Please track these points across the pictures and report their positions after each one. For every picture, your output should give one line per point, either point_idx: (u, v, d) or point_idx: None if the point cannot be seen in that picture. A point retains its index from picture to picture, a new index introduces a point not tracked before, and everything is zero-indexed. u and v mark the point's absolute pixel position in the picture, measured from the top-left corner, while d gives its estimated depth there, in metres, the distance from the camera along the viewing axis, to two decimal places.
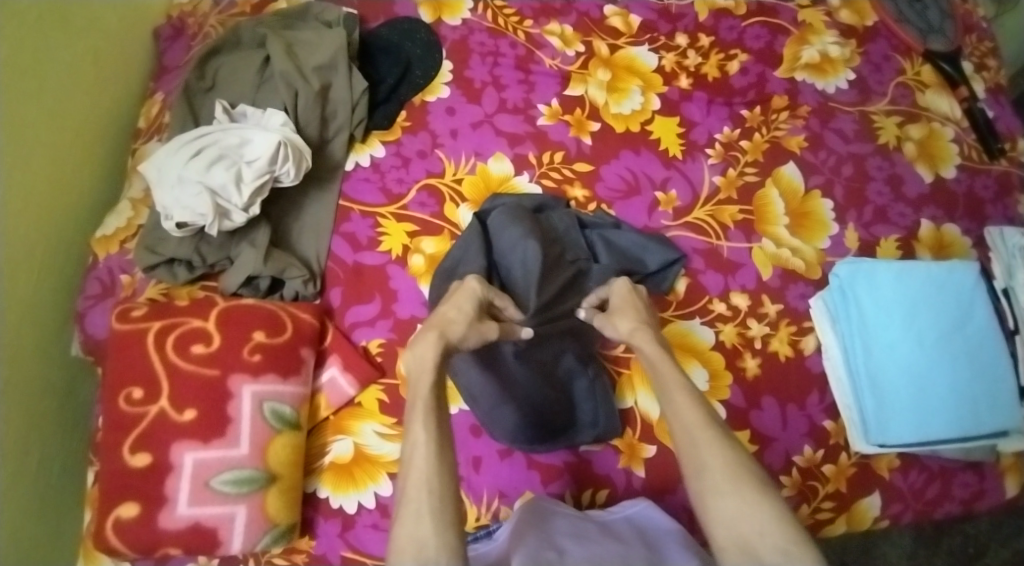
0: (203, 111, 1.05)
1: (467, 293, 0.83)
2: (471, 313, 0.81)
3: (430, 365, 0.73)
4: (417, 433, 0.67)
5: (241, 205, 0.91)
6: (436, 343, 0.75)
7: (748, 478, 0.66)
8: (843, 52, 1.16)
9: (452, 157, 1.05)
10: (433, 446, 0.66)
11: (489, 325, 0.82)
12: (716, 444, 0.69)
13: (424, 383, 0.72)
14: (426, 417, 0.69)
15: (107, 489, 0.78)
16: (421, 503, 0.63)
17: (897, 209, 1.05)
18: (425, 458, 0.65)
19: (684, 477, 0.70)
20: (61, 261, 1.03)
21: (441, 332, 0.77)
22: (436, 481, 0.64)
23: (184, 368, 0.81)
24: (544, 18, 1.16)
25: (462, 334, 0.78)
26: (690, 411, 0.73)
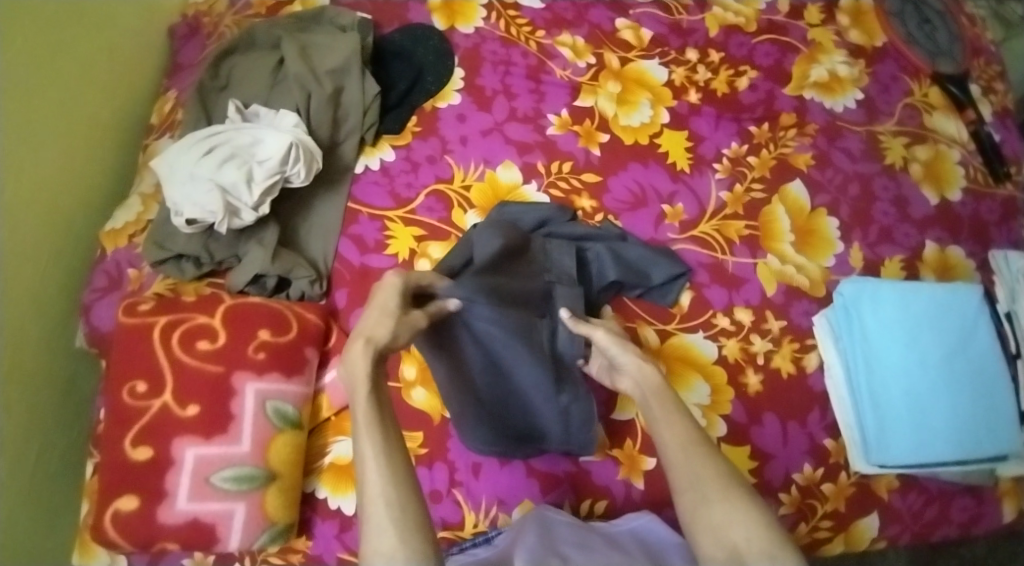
0: (215, 108, 1.05)
1: (389, 287, 0.74)
2: (389, 309, 0.72)
3: (363, 377, 0.66)
4: (364, 445, 0.63)
5: (250, 204, 0.91)
6: (366, 353, 0.68)
7: (738, 491, 0.63)
8: (851, 72, 1.17)
9: (461, 163, 1.06)
10: (382, 460, 0.63)
11: (417, 315, 0.75)
12: (705, 458, 0.65)
13: (360, 395, 0.66)
14: (373, 428, 0.64)
15: (108, 481, 0.78)
16: (380, 516, 0.60)
17: (902, 230, 1.06)
18: (378, 471, 0.62)
19: (674, 490, 0.65)
20: (67, 251, 1.03)
21: (368, 338, 0.69)
22: (394, 493, 0.61)
23: (189, 364, 0.82)
24: (556, 29, 1.18)
25: (390, 335, 0.70)
26: (679, 425, 0.69)
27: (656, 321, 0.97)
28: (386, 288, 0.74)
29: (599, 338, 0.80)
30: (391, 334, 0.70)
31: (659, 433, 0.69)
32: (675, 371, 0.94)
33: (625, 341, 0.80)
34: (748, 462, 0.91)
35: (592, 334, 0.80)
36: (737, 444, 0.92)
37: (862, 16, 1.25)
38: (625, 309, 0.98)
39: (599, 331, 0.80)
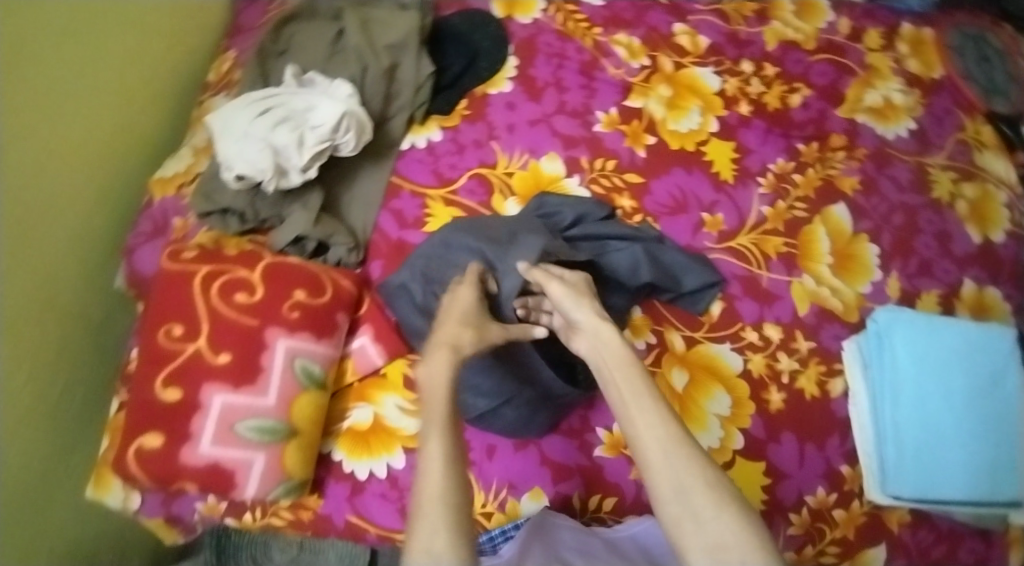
0: (273, 72, 1.07)
1: (461, 299, 0.81)
2: (468, 319, 0.77)
3: (444, 384, 0.68)
4: (433, 447, 0.63)
5: (300, 166, 0.93)
6: (450, 359, 0.71)
7: (730, 503, 0.59)
8: (906, 100, 1.16)
9: (506, 150, 1.06)
10: (448, 462, 0.62)
11: (495, 330, 0.78)
12: (691, 461, 0.62)
13: (438, 399, 0.67)
14: (444, 434, 0.64)
15: (135, 418, 0.81)
16: (435, 516, 0.59)
17: (942, 264, 1.04)
18: (440, 472, 0.61)
19: (656, 497, 0.61)
20: (114, 194, 1.06)
21: (452, 346, 0.73)
22: (450, 495, 0.60)
23: (226, 314, 0.84)
24: (614, 28, 1.18)
25: (473, 344, 0.75)
26: (658, 422, 0.65)
27: (683, 328, 0.98)
28: (463, 300, 0.81)
29: (556, 291, 0.82)
30: (474, 344, 0.75)
31: (636, 427, 0.66)
32: (697, 379, 0.95)
33: (579, 293, 0.82)
34: (761, 477, 0.91)
35: (548, 288, 0.82)
36: (752, 458, 0.92)
37: (921, 46, 1.24)
38: (654, 312, 0.99)
39: (555, 284, 0.82)
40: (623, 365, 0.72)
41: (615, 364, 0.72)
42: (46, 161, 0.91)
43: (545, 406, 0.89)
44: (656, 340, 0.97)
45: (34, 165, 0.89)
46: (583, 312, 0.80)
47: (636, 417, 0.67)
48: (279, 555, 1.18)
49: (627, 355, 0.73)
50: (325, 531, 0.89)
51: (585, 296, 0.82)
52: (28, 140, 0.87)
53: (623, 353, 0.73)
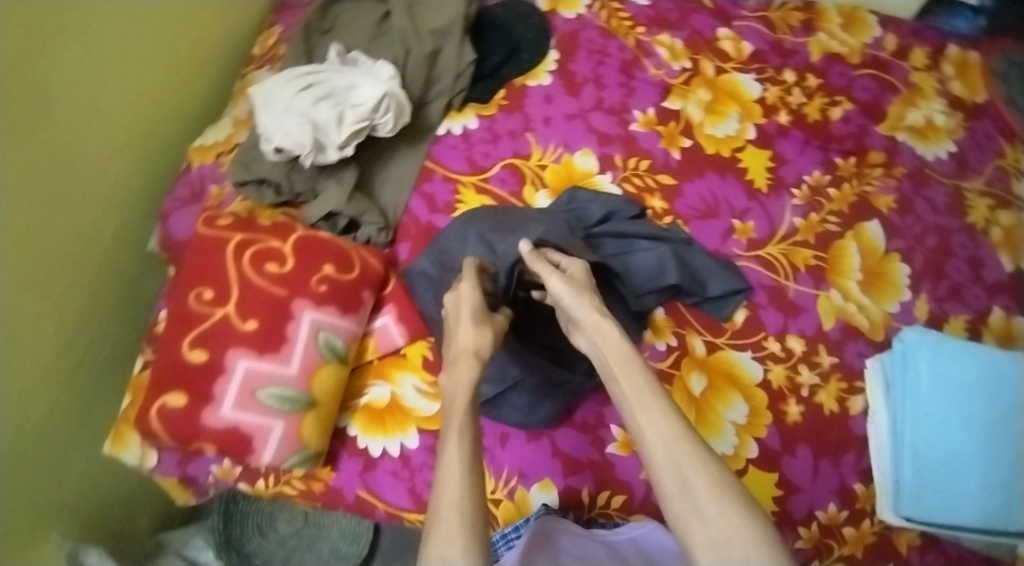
0: (318, 49, 1.09)
1: (465, 296, 0.82)
2: (479, 318, 0.80)
3: (464, 390, 0.73)
4: (451, 453, 0.66)
5: (337, 143, 0.94)
6: (470, 365, 0.75)
7: (733, 498, 0.61)
8: (947, 122, 1.15)
9: (541, 142, 1.07)
10: (465, 466, 0.64)
11: (500, 317, 0.83)
12: (694, 458, 0.63)
13: (457, 405, 0.71)
14: (460, 438, 0.67)
15: (160, 376, 0.83)
16: (450, 523, 0.61)
17: (972, 290, 1.03)
18: (458, 476, 0.64)
19: (662, 495, 0.63)
20: (155, 157, 1.07)
21: (474, 352, 0.77)
22: (466, 499, 0.62)
23: (256, 282, 0.86)
24: (657, 28, 1.18)
25: (490, 345, 0.79)
26: (662, 420, 0.66)
27: (706, 333, 0.98)
28: (467, 298, 0.82)
29: (556, 287, 0.81)
30: (490, 345, 0.79)
31: (641, 426, 0.67)
32: (716, 385, 0.94)
33: (579, 287, 0.81)
34: (773, 489, 0.91)
35: (548, 283, 0.81)
36: (766, 469, 0.91)
37: (966, 69, 1.22)
38: (677, 314, 0.99)
39: (553, 279, 0.81)
40: (626, 364, 0.73)
41: (618, 359, 0.73)
42: (90, 120, 0.93)
43: (552, 393, 0.91)
44: (678, 343, 0.97)
45: (78, 122, 0.91)
46: (582, 307, 0.78)
47: (640, 417, 0.68)
48: (284, 526, 1.21)
49: (630, 354, 0.73)
50: (335, 504, 0.91)
51: (584, 289, 0.81)
52: (73, 97, 0.89)
53: (625, 351, 0.74)
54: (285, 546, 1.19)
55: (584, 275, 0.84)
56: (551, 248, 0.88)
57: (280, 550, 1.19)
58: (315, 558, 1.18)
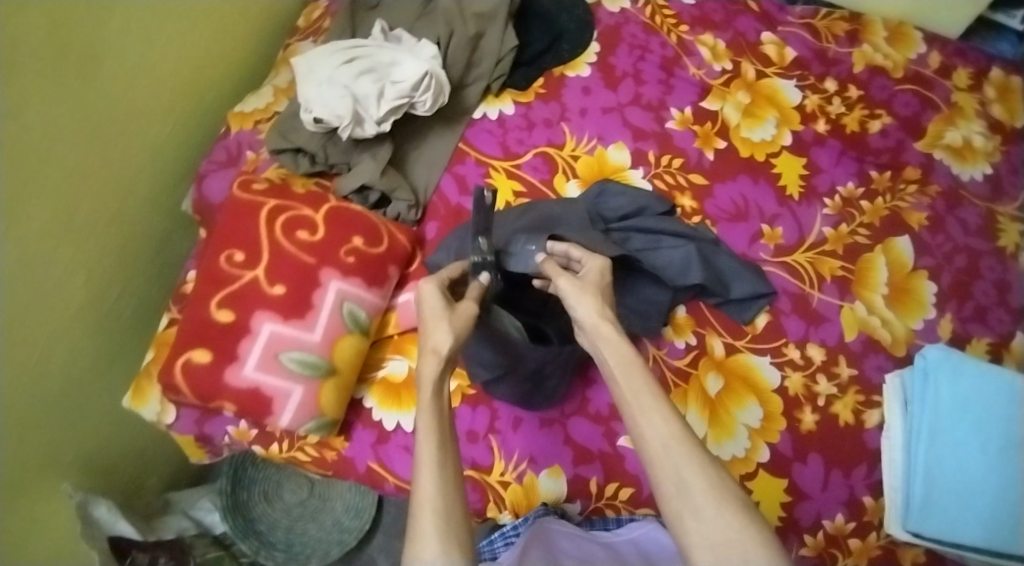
0: (362, 24, 1.10)
1: (427, 293, 0.75)
2: (438, 314, 0.74)
3: (428, 386, 0.67)
4: (424, 452, 0.63)
5: (376, 118, 0.96)
6: (431, 362, 0.69)
7: (733, 501, 0.59)
8: (986, 144, 1.13)
9: (576, 133, 1.07)
10: (434, 464, 0.62)
11: (465, 306, 0.76)
12: (693, 458, 0.61)
13: (424, 403, 0.66)
14: (428, 436, 0.63)
15: (187, 333, 0.85)
16: (426, 521, 0.59)
17: (997, 314, 1.02)
18: (429, 479, 0.61)
19: (660, 493, 0.61)
20: (196, 119, 1.09)
21: (432, 350, 0.70)
22: (440, 500, 0.60)
23: (286, 247, 0.87)
24: (701, 28, 1.17)
25: (452, 339, 0.71)
26: (664, 420, 0.64)
27: (726, 334, 0.98)
28: (426, 293, 0.76)
29: (564, 286, 0.77)
30: (450, 337, 0.71)
31: (640, 426, 0.65)
32: (732, 388, 0.95)
33: (582, 288, 0.77)
34: (781, 494, 0.91)
35: (557, 282, 0.77)
36: (776, 474, 0.91)
37: (1009, 93, 1.19)
38: (699, 314, 0.99)
39: (562, 279, 0.78)
40: (625, 365, 0.69)
41: (615, 359, 0.70)
42: (136, 77, 0.95)
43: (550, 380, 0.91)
44: (696, 342, 0.97)
45: (123, 78, 0.93)
46: (586, 308, 0.75)
47: (638, 417, 0.65)
48: (290, 495, 1.21)
49: (630, 353, 0.70)
50: (346, 474, 0.91)
51: (588, 290, 0.76)
52: (120, 53, 0.91)
53: (625, 350, 0.70)
54: (290, 514, 1.19)
55: (600, 274, 0.80)
56: (573, 248, 0.85)
57: (284, 518, 1.19)
58: (318, 528, 1.19)
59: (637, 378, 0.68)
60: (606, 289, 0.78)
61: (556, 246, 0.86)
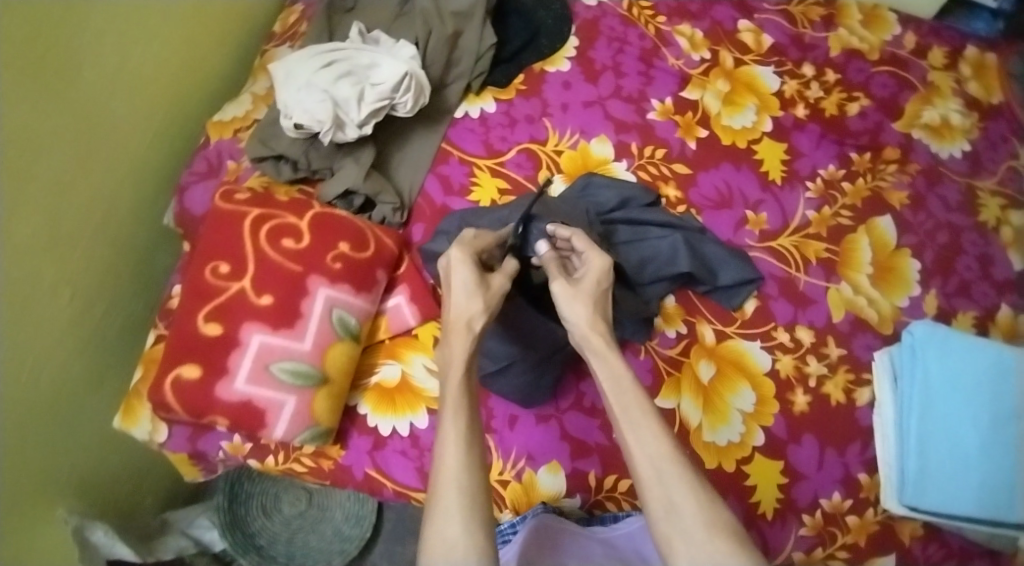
0: (339, 28, 1.09)
1: (458, 266, 0.81)
2: (472, 288, 0.79)
3: (459, 363, 0.75)
4: (448, 431, 0.69)
5: (357, 121, 0.95)
6: (465, 339, 0.76)
7: (722, 526, 0.62)
8: (963, 122, 1.14)
9: (558, 128, 1.07)
10: (461, 444, 0.68)
11: (497, 281, 0.81)
12: (683, 482, 0.64)
13: (453, 382, 0.73)
14: (457, 416, 0.70)
15: (175, 349, 0.84)
16: (450, 501, 0.64)
17: (981, 287, 1.03)
18: (456, 457, 0.67)
19: (649, 515, 0.64)
20: (175, 131, 1.08)
21: (468, 324, 0.77)
22: (466, 479, 0.66)
23: (271, 257, 0.86)
24: (678, 18, 1.18)
25: (485, 314, 0.79)
26: (657, 441, 0.67)
27: (715, 321, 0.98)
28: (461, 264, 0.81)
29: (558, 289, 0.81)
30: (484, 315, 0.79)
31: (631, 448, 0.68)
32: (724, 374, 0.95)
33: (575, 293, 0.80)
34: (778, 476, 0.91)
35: (551, 286, 0.81)
36: (771, 457, 0.92)
37: (983, 70, 1.20)
38: (688, 303, 0.99)
39: (556, 282, 0.81)
40: (617, 385, 0.73)
41: (610, 373, 0.74)
42: (114, 90, 0.94)
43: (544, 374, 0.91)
44: (687, 331, 0.97)
45: (102, 92, 0.92)
46: (580, 311, 0.79)
47: (629, 437, 0.69)
48: (288, 508, 1.20)
49: (621, 369, 0.74)
50: (344, 482, 0.91)
51: (581, 296, 0.79)
52: (96, 65, 0.90)
53: (617, 365, 0.74)
54: (289, 527, 1.19)
55: (601, 273, 0.82)
56: (575, 235, 0.86)
57: (284, 531, 1.18)
58: (319, 539, 1.18)
59: (629, 396, 0.71)
60: (603, 293, 0.81)
61: (557, 229, 0.88)
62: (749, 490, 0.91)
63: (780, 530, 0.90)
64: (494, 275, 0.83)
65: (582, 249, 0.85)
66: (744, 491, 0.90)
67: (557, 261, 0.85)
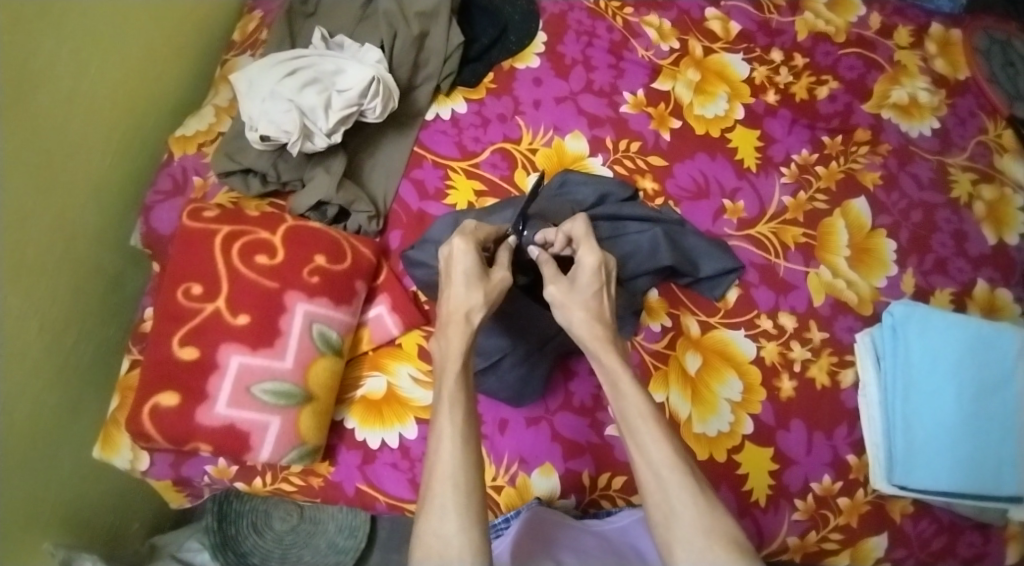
0: (301, 34, 1.07)
1: (459, 255, 0.78)
2: (474, 279, 0.77)
3: (456, 356, 0.73)
4: (444, 425, 0.68)
5: (325, 130, 0.93)
6: (463, 331, 0.75)
7: (722, 534, 0.63)
8: (931, 99, 1.14)
9: (531, 126, 1.06)
10: (457, 439, 0.67)
11: (499, 275, 0.79)
12: (685, 489, 0.65)
13: (450, 374, 0.72)
14: (454, 410, 0.69)
15: (151, 376, 0.82)
16: (445, 498, 0.64)
17: (957, 263, 1.04)
18: (452, 451, 0.66)
19: (650, 519, 0.66)
20: (137, 148, 1.04)
21: (467, 315, 0.76)
22: (461, 474, 0.65)
23: (246, 275, 0.84)
24: (645, 9, 1.17)
25: (484, 306, 0.77)
26: (658, 448, 0.68)
27: (699, 313, 0.98)
28: (462, 254, 0.78)
29: (553, 294, 0.79)
30: (485, 306, 0.77)
31: (633, 453, 0.69)
32: (711, 363, 0.95)
33: (569, 298, 0.79)
34: (769, 463, 0.92)
35: (546, 290, 0.80)
36: (761, 444, 0.92)
37: (948, 47, 1.21)
38: (671, 295, 0.99)
39: (552, 286, 0.80)
40: (615, 387, 0.73)
41: (614, 371, 0.74)
42: (71, 112, 0.90)
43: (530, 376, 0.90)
44: (672, 324, 0.97)
45: (59, 114, 0.89)
46: (580, 312, 0.78)
47: (631, 441, 0.69)
48: (279, 524, 1.18)
49: (620, 371, 0.73)
50: (335, 498, 0.90)
51: (576, 301, 0.78)
52: (50, 85, 0.87)
53: (615, 366, 0.74)
54: (282, 543, 1.16)
55: (595, 269, 0.81)
56: (575, 228, 0.85)
57: (277, 548, 1.16)
58: (312, 553, 1.16)
59: (630, 398, 0.71)
60: (599, 293, 0.80)
61: (546, 235, 0.87)
62: (741, 479, 0.91)
63: (773, 516, 0.90)
64: (495, 270, 0.80)
65: (576, 242, 0.85)
66: (736, 481, 0.90)
67: (552, 261, 0.84)
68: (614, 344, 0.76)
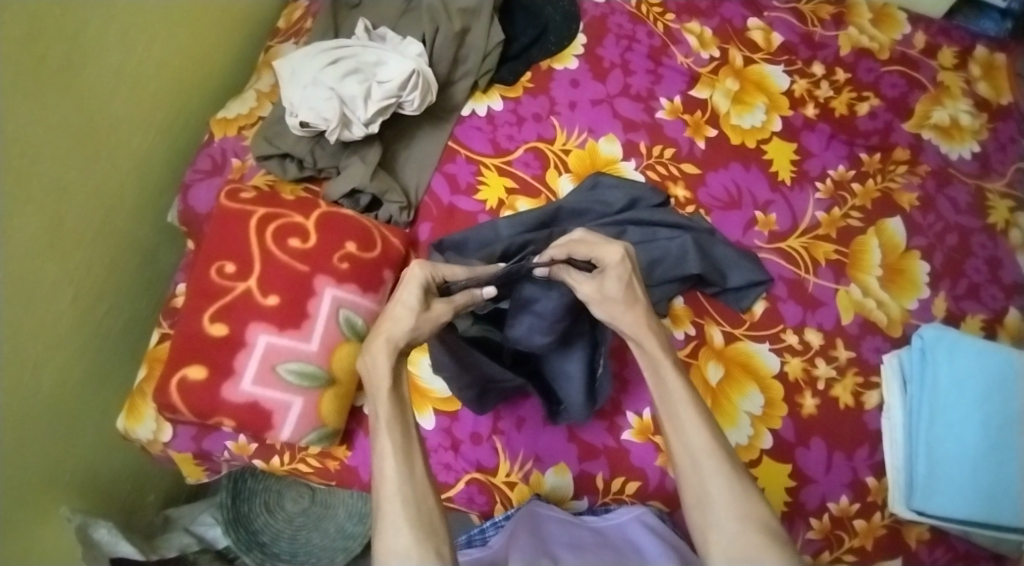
0: (345, 25, 1.08)
1: (410, 281, 0.72)
2: (408, 304, 0.71)
3: (385, 375, 0.69)
4: (383, 444, 0.66)
5: (363, 119, 0.94)
6: (385, 352, 0.69)
7: (757, 519, 0.64)
8: (973, 123, 1.13)
9: (566, 126, 1.06)
10: (399, 455, 0.66)
11: (439, 307, 0.73)
12: (720, 474, 0.66)
13: (382, 395, 0.68)
14: (390, 426, 0.67)
15: (181, 348, 0.84)
16: (395, 514, 0.63)
17: (990, 290, 1.02)
18: (394, 468, 0.65)
19: (684, 502, 0.67)
20: (179, 126, 1.07)
21: (388, 337, 0.70)
22: (406, 489, 0.64)
23: (279, 258, 0.86)
24: (687, 15, 1.17)
25: (413, 333, 0.71)
26: (698, 432, 0.68)
27: (725, 323, 0.98)
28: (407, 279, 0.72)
29: (586, 294, 0.76)
30: (412, 333, 0.70)
31: (670, 436, 0.69)
32: (733, 376, 0.94)
33: (602, 298, 0.75)
34: (786, 479, 0.91)
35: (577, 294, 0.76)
36: (779, 460, 0.91)
37: (993, 71, 1.19)
38: (696, 304, 0.98)
39: (584, 289, 0.76)
40: (656, 370, 0.72)
41: (653, 354, 0.72)
42: (115, 87, 0.93)
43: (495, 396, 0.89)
44: (695, 333, 0.96)
45: (104, 89, 0.91)
46: (617, 310, 0.74)
47: (670, 424, 0.69)
48: (291, 505, 1.19)
49: (662, 356, 0.72)
50: (350, 482, 0.90)
51: (610, 302, 0.74)
52: (97, 60, 0.89)
53: (656, 350, 0.73)
54: (292, 524, 1.18)
55: (618, 264, 0.74)
56: (572, 247, 0.77)
57: (287, 528, 1.17)
58: (321, 536, 1.16)
59: (671, 383, 0.71)
60: (631, 283, 0.75)
61: (553, 255, 0.79)
62: None
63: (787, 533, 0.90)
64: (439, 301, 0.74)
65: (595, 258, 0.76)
66: None
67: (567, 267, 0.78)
68: (658, 331, 0.74)
